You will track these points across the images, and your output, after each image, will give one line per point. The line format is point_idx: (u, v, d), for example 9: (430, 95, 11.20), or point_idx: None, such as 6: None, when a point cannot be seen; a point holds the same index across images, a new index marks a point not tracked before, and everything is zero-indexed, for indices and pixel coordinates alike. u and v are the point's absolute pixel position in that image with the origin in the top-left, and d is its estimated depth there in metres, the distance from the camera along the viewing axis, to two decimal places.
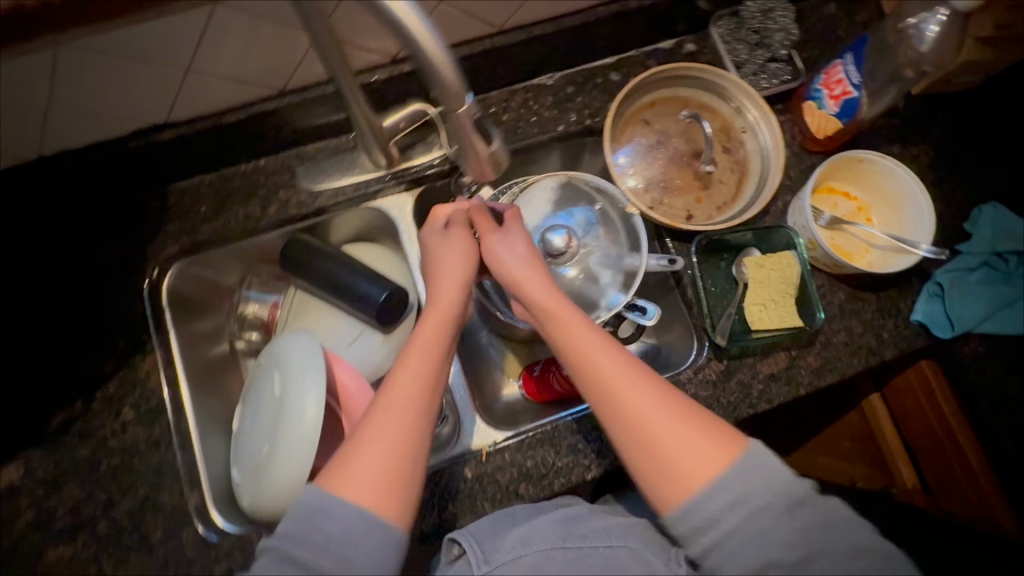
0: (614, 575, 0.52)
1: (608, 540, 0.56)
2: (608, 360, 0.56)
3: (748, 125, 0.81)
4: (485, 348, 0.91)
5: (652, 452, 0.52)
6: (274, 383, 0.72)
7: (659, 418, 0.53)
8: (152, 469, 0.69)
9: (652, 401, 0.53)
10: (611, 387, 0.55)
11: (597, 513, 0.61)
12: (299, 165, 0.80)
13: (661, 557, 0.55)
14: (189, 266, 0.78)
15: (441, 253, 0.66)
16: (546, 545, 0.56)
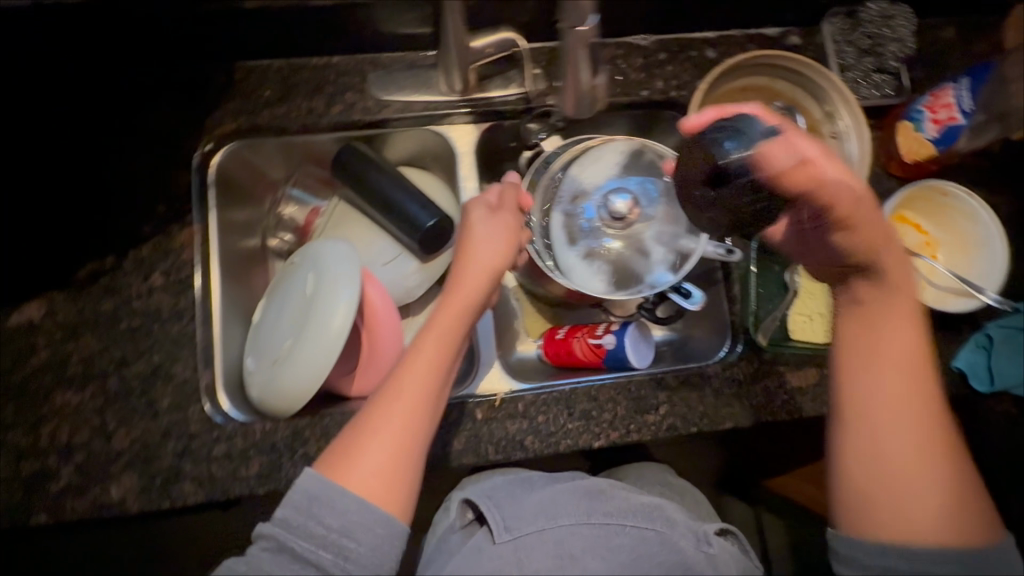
0: (640, 556, 0.60)
1: (634, 520, 0.64)
2: (912, 396, 0.55)
3: (838, 133, 0.76)
4: (508, 299, 0.88)
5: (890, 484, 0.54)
6: (306, 282, 0.71)
7: (904, 440, 0.55)
8: (171, 340, 0.69)
9: (911, 426, 0.55)
10: (888, 405, 0.56)
11: (617, 490, 0.68)
12: (372, 71, 0.77)
13: (688, 539, 0.63)
14: (241, 148, 0.77)
15: (480, 243, 0.67)
16: (570, 521, 0.63)
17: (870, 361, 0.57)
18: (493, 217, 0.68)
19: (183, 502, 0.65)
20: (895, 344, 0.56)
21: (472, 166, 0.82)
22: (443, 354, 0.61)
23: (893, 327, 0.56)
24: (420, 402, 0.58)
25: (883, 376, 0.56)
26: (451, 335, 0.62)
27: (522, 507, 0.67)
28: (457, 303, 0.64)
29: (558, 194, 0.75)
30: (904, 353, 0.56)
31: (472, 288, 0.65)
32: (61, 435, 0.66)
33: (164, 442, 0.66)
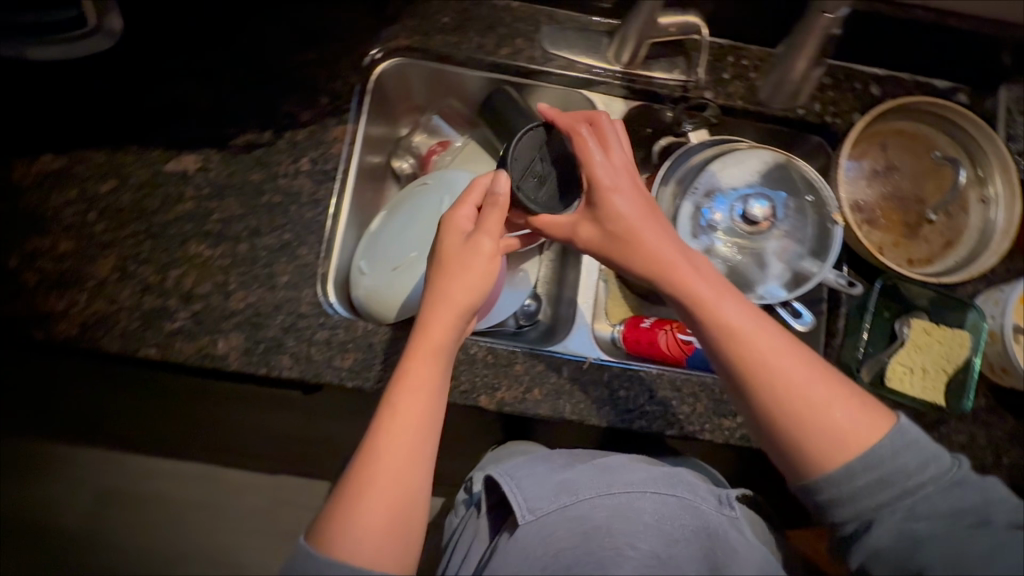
0: (666, 520, 0.60)
1: (655, 488, 0.64)
2: (760, 337, 0.54)
3: (988, 198, 0.75)
4: (593, 280, 0.86)
5: (791, 427, 0.53)
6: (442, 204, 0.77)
7: (773, 353, 0.54)
8: (303, 222, 0.72)
9: (785, 354, 0.54)
10: (743, 355, 0.54)
11: (631, 465, 0.68)
12: (547, 24, 0.79)
13: (710, 501, 0.65)
14: (404, 66, 0.81)
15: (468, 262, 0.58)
16: (591, 493, 0.62)
17: (711, 331, 0.56)
18: (463, 244, 0.59)
19: (278, 373, 0.68)
20: (725, 306, 0.56)
21: None
22: (427, 407, 0.55)
23: (719, 305, 0.56)
24: (411, 458, 0.53)
25: (725, 339, 0.55)
26: (433, 377, 0.56)
27: (542, 484, 0.64)
28: (438, 339, 0.56)
29: (695, 185, 0.76)
30: (738, 308, 0.56)
31: (446, 329, 0.57)
32: (185, 282, 0.69)
33: (274, 314, 0.69)
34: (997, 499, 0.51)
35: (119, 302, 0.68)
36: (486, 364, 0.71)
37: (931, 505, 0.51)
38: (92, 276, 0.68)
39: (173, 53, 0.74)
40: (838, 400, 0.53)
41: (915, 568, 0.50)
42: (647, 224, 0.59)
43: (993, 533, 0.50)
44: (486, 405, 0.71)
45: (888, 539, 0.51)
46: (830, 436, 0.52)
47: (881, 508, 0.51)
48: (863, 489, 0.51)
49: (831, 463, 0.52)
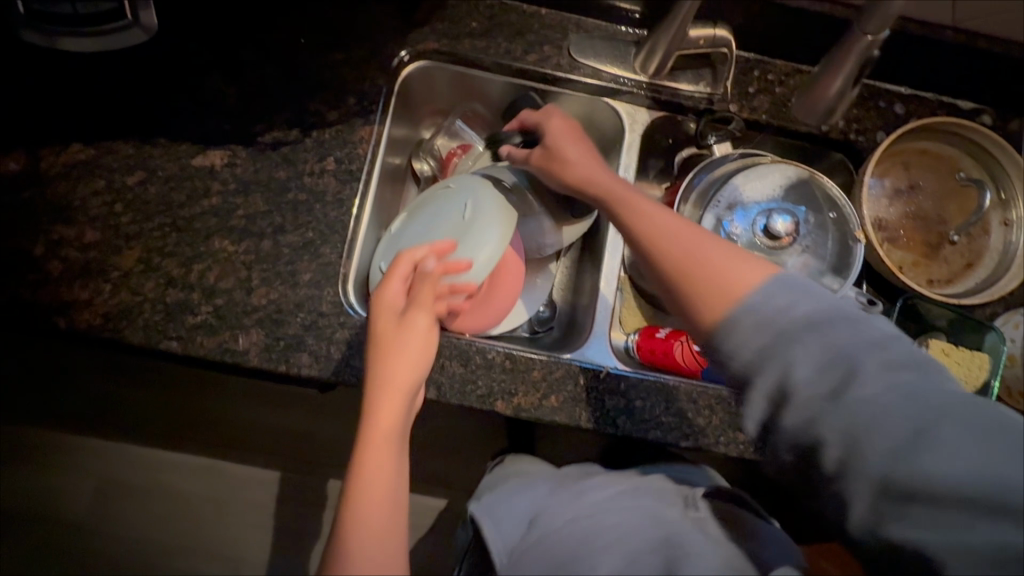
0: (632, 533, 0.59)
1: (623, 504, 0.64)
2: (658, 223, 0.58)
3: (1011, 222, 0.75)
4: (612, 288, 0.84)
5: (681, 281, 0.53)
6: (461, 207, 0.76)
7: (671, 235, 0.56)
8: (327, 221, 0.73)
9: (680, 227, 0.57)
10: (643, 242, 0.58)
11: (603, 486, 0.69)
12: (574, 32, 0.80)
13: (678, 506, 0.64)
14: (430, 69, 0.82)
15: (404, 338, 0.57)
16: (562, 520, 0.64)
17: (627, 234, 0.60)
18: (399, 323, 0.58)
19: (298, 370, 0.68)
20: (639, 214, 0.60)
21: (634, 148, 0.83)
22: (388, 489, 0.52)
23: (629, 208, 0.61)
24: (384, 549, 0.49)
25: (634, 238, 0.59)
26: (386, 458, 0.52)
27: (517, 523, 0.70)
28: (382, 427, 0.53)
29: (717, 197, 0.76)
30: (643, 212, 0.60)
31: (393, 411, 0.54)
32: (207, 277, 0.69)
33: (296, 312, 0.70)
34: (889, 346, 0.45)
35: (143, 294, 0.68)
36: (504, 370, 0.71)
37: (809, 344, 0.46)
38: (116, 268, 0.69)
39: (205, 50, 0.75)
40: (718, 250, 0.53)
41: (815, 435, 0.45)
42: (581, 157, 0.68)
43: (880, 381, 0.44)
44: (502, 411, 0.71)
45: (779, 390, 0.46)
46: (712, 278, 0.51)
47: (771, 359, 0.47)
48: (737, 339, 0.48)
49: (712, 308, 0.50)
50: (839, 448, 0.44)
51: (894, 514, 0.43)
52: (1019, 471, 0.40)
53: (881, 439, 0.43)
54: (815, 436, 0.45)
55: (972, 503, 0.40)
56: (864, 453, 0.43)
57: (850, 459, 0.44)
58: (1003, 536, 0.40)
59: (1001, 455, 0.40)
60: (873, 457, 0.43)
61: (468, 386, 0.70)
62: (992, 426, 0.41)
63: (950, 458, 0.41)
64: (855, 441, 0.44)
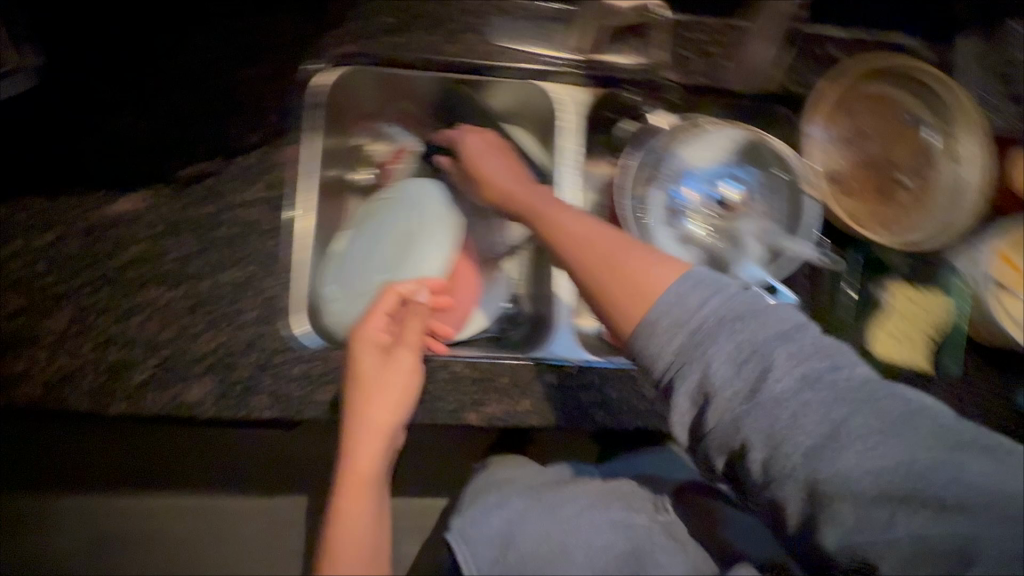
0: (605, 545, 0.66)
1: (597, 512, 0.70)
2: (574, 227, 0.56)
3: (958, 155, 0.71)
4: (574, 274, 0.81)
5: (598, 282, 0.52)
6: (403, 215, 0.82)
7: (586, 236, 0.55)
8: (265, 253, 0.69)
9: (595, 227, 0.55)
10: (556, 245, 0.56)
11: (580, 492, 0.74)
12: (498, 16, 0.77)
13: (644, 510, 0.73)
14: (354, 73, 0.77)
15: (381, 380, 0.60)
16: (536, 535, 0.68)
17: (544, 240, 0.59)
18: (383, 359, 0.62)
19: (258, 414, 0.66)
20: (557, 220, 0.58)
21: (579, 127, 0.80)
22: (365, 512, 0.57)
23: (547, 212, 0.60)
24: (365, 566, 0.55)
25: (551, 244, 0.57)
26: (363, 487, 0.58)
27: (491, 544, 0.70)
28: (364, 472, 0.58)
29: (663, 170, 0.75)
30: (558, 216, 0.58)
31: (375, 455, 0.59)
32: (145, 330, 0.66)
33: (246, 353, 0.67)
34: (800, 338, 0.45)
35: (78, 360, 0.64)
36: (472, 380, 0.70)
37: (723, 343, 0.45)
38: (49, 332, 0.64)
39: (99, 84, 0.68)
40: (633, 247, 0.52)
41: (740, 440, 0.44)
42: (503, 171, 0.72)
43: (791, 374, 0.44)
44: (476, 422, 0.69)
45: (701, 394, 0.45)
46: (627, 274, 0.50)
47: (688, 360, 0.46)
48: (656, 341, 0.47)
49: (630, 306, 0.49)
50: (764, 450, 0.44)
51: (825, 515, 0.42)
52: (932, 459, 0.41)
53: (804, 439, 0.43)
54: (742, 442, 0.45)
55: (900, 497, 0.41)
56: (788, 455, 0.43)
57: (775, 462, 0.43)
58: (919, 526, 0.41)
59: (910, 444, 0.42)
60: (797, 459, 0.43)
61: (437, 403, 0.69)
62: (898, 414, 0.43)
63: (866, 454, 0.42)
64: (777, 442, 0.43)
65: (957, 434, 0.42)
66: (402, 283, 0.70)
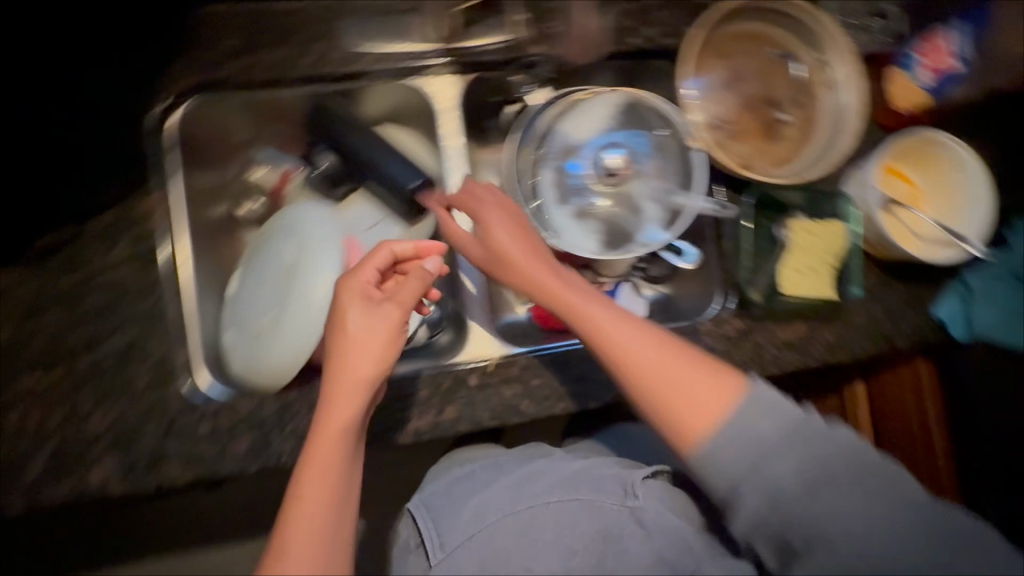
0: (564, 529, 0.66)
1: (560, 495, 0.69)
2: (632, 341, 0.55)
3: (831, 81, 0.73)
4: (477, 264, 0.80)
5: (665, 407, 0.53)
6: (286, 243, 0.69)
7: (641, 352, 0.55)
8: (143, 315, 0.65)
9: (650, 340, 0.56)
10: (608, 358, 0.56)
11: (547, 471, 0.74)
12: (342, 15, 0.71)
13: (612, 496, 0.70)
14: (205, 105, 0.72)
15: (364, 332, 0.56)
16: (496, 517, 0.68)
17: (589, 341, 0.57)
18: (367, 310, 0.57)
19: (169, 483, 0.63)
20: (609, 329, 0.56)
21: (457, 120, 0.76)
22: (326, 486, 0.53)
23: (570, 294, 0.59)
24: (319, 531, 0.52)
25: (600, 350, 0.56)
26: (334, 455, 0.54)
27: (453, 517, 0.70)
28: (332, 428, 0.54)
29: (548, 150, 0.73)
30: (611, 317, 0.57)
31: (348, 412, 0.55)
32: (30, 422, 0.62)
33: (145, 423, 0.64)
34: (858, 452, 0.52)
35: None
36: (392, 401, 0.68)
37: (790, 459, 0.51)
38: None
39: None
40: (694, 372, 0.54)
41: (785, 535, 0.50)
42: (512, 245, 0.62)
43: (841, 480, 0.50)
44: (405, 439, 0.68)
45: (758, 499, 0.51)
46: (688, 404, 0.53)
47: (752, 473, 0.51)
48: (724, 461, 0.51)
49: (697, 436, 0.52)
50: (801, 537, 0.50)
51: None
52: (942, 550, 0.49)
53: (840, 532, 0.49)
54: (792, 529, 0.50)
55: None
56: (828, 547, 0.49)
57: (810, 542, 0.49)
58: None
59: (924, 536, 0.49)
60: (823, 541, 0.49)
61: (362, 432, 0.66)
62: (920, 516, 0.50)
63: (885, 542, 0.49)
64: (820, 539, 0.49)
65: (961, 534, 0.50)
66: (400, 241, 0.61)
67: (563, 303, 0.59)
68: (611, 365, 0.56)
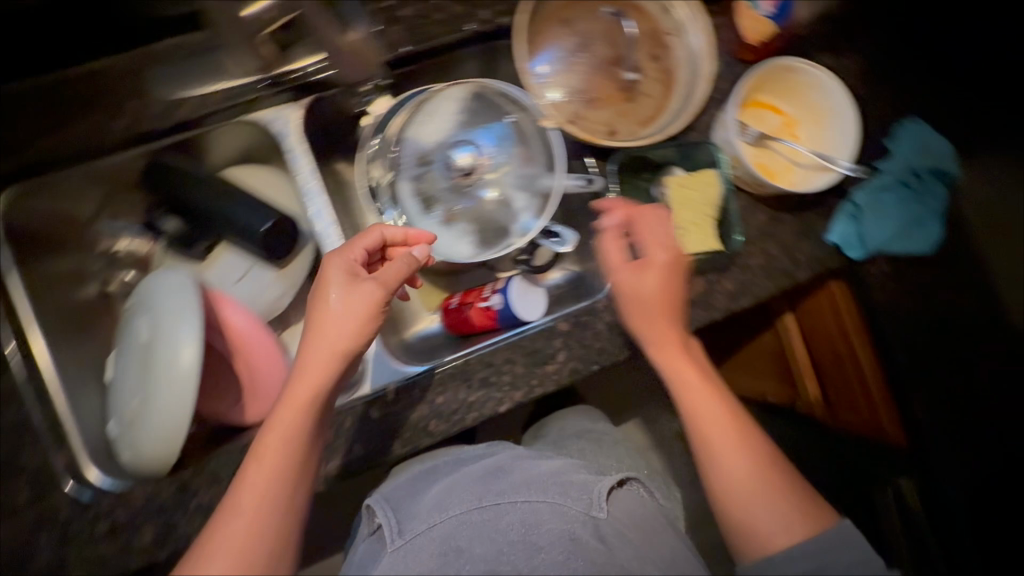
0: (527, 529, 0.63)
1: (526, 496, 0.66)
2: (739, 449, 0.62)
3: (677, 26, 0.73)
4: None
5: (736, 500, 0.61)
6: (146, 317, 0.61)
7: (747, 466, 0.62)
8: (9, 425, 0.63)
9: (742, 450, 0.62)
10: (710, 453, 0.63)
11: (514, 471, 0.72)
12: (152, 68, 0.69)
13: (582, 501, 0.66)
14: (29, 195, 0.67)
15: (339, 306, 0.57)
16: (461, 509, 0.66)
17: (699, 430, 0.64)
18: (347, 285, 0.57)
19: None
20: (720, 432, 0.63)
21: (304, 147, 0.71)
22: (287, 448, 0.55)
23: (710, 411, 0.65)
24: (266, 489, 0.53)
25: (703, 443, 0.64)
26: (298, 422, 0.55)
27: (417, 511, 0.69)
28: (300, 393, 0.56)
29: (400, 160, 0.70)
30: (724, 422, 0.64)
31: (315, 385, 0.56)
32: None
33: (34, 540, 0.60)
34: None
35: None
36: None
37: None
38: None
39: None
40: (780, 493, 0.60)
41: None
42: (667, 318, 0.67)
43: None
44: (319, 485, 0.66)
45: None
46: (765, 514, 0.59)
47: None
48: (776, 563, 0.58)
49: (758, 536, 0.59)
50: None
51: None
52: None
53: None
54: None
55: None
56: None
57: None
58: None
59: None
60: None
61: None
62: None
63: None
64: None
65: None
66: (390, 227, 0.63)
67: (702, 409, 0.65)
68: (704, 453, 0.64)
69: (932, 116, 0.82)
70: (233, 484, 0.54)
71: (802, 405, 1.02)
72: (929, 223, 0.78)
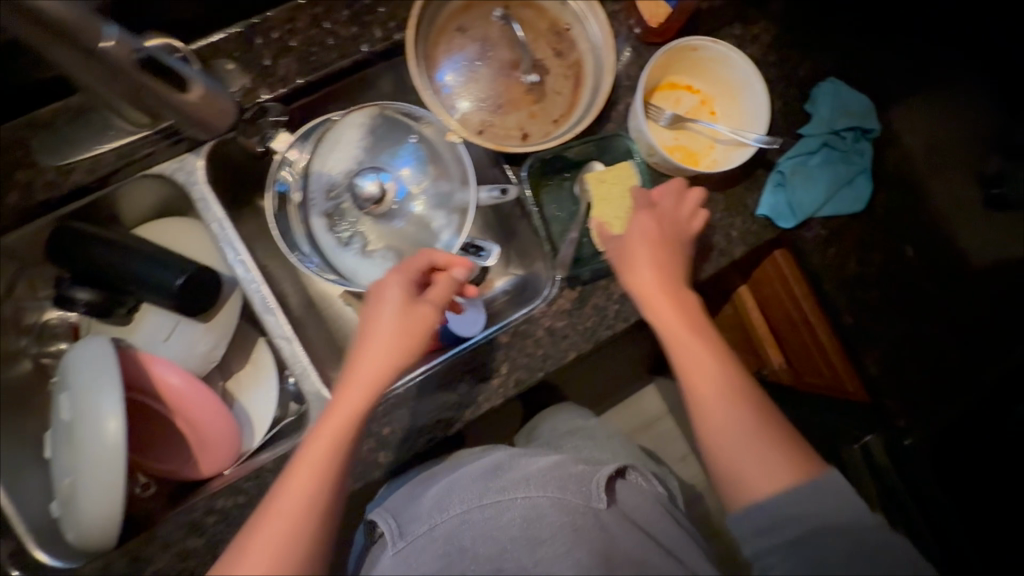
0: (527, 525, 0.57)
1: (527, 490, 0.60)
2: (743, 412, 0.59)
3: (576, 18, 0.73)
4: (290, 332, 0.70)
5: (724, 457, 0.58)
6: (67, 393, 0.60)
7: (740, 426, 0.58)
8: None
9: (740, 409, 0.59)
10: (704, 414, 0.59)
11: (516, 464, 0.66)
12: (32, 138, 0.66)
13: (580, 493, 0.61)
14: None
15: (389, 324, 0.57)
16: (463, 507, 0.61)
17: (694, 387, 0.60)
18: (403, 304, 0.58)
19: None
20: (720, 393, 0.59)
21: (214, 194, 0.70)
22: (328, 461, 0.54)
23: (715, 373, 0.60)
24: (305, 501, 0.52)
25: (698, 401, 0.60)
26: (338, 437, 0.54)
27: (415, 511, 0.64)
28: (352, 405, 0.55)
29: (311, 194, 0.70)
30: (730, 382, 0.60)
31: (357, 403, 0.55)
32: None
33: None
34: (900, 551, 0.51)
35: None
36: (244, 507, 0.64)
37: (841, 546, 0.52)
38: None
39: None
40: (773, 454, 0.57)
41: None
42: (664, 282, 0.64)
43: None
44: None
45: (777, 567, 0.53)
46: (752, 475, 0.56)
47: (788, 541, 0.53)
48: (778, 530, 0.54)
49: (747, 494, 0.56)
50: None
51: None
52: None
53: None
54: None
55: None
56: None
57: None
58: None
59: None
60: None
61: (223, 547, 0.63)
62: None
63: None
64: None
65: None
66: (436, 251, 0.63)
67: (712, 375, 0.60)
68: (700, 410, 0.60)
69: (846, 74, 0.82)
70: (274, 490, 0.53)
71: (769, 372, 1.01)
72: (856, 180, 0.78)
